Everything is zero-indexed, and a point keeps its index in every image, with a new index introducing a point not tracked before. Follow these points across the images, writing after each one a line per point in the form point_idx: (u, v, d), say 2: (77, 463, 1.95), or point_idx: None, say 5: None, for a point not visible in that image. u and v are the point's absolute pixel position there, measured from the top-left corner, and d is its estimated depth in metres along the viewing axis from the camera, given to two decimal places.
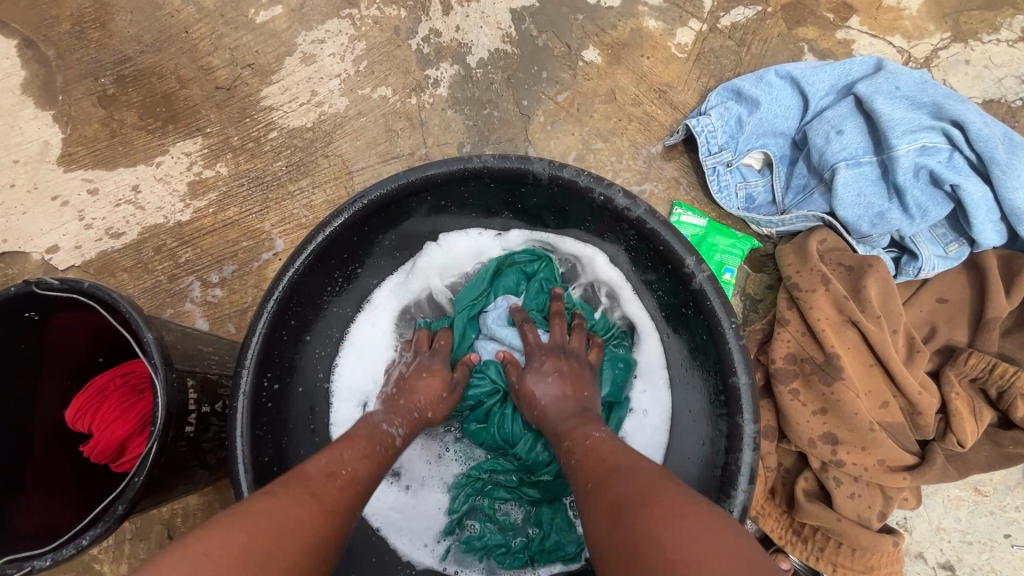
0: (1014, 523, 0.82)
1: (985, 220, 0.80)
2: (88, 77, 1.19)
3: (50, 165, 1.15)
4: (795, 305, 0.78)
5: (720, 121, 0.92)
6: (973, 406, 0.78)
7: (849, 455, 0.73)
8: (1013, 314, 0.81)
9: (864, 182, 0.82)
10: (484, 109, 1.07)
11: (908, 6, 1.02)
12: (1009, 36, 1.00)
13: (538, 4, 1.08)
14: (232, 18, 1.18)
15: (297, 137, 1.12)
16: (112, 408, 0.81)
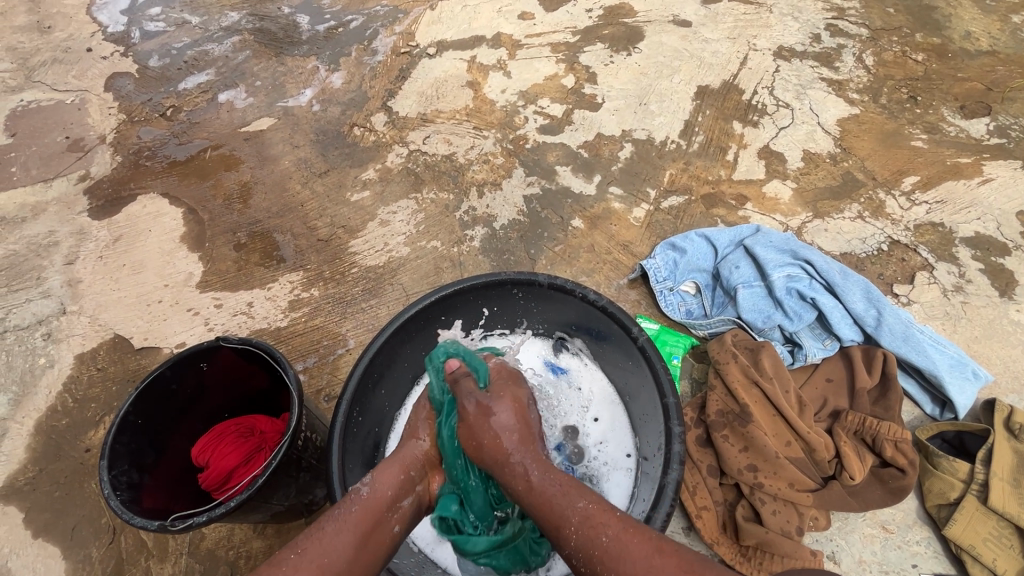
0: (919, 555, 1.03)
1: (841, 322, 1.20)
2: (229, 232, 1.71)
3: (191, 288, 1.60)
4: (719, 375, 1.14)
5: (662, 262, 1.38)
6: (857, 451, 1.06)
7: (767, 479, 1.02)
8: (877, 386, 1.14)
9: (757, 298, 1.26)
10: (504, 255, 1.55)
11: (782, 197, 1.57)
12: (851, 215, 1.52)
13: (541, 193, 1.65)
14: (335, 197, 1.75)
15: (371, 271, 1.58)
16: (228, 445, 1.11)
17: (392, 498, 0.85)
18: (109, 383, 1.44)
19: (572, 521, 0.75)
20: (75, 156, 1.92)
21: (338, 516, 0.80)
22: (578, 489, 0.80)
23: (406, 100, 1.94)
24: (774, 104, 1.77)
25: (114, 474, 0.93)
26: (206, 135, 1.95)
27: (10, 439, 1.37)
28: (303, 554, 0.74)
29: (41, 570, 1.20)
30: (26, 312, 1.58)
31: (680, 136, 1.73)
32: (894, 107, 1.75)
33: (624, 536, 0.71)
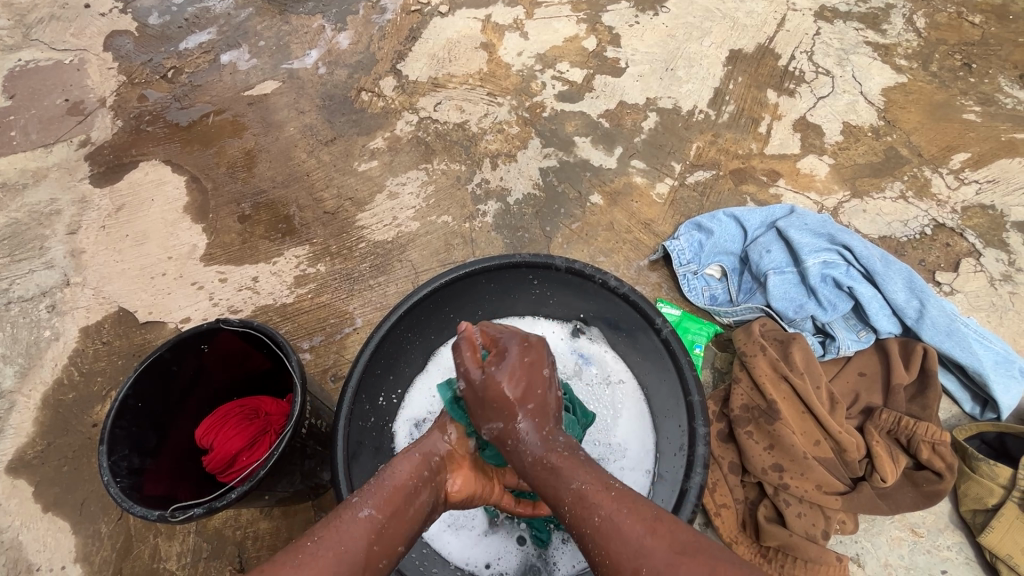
0: (949, 561, 0.99)
1: (879, 313, 1.12)
2: (233, 203, 1.64)
3: (195, 261, 1.55)
4: (744, 367, 1.08)
5: (687, 243, 1.29)
6: (890, 452, 1.00)
7: (793, 480, 0.97)
8: (914, 383, 1.07)
9: (789, 285, 1.18)
10: (519, 232, 1.47)
11: (818, 174, 1.46)
12: (893, 194, 1.41)
13: (558, 165, 1.56)
14: (342, 167, 1.66)
15: (379, 246, 1.52)
16: (232, 428, 1.08)
17: (416, 484, 0.74)
18: (115, 357, 1.42)
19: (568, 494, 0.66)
20: (75, 120, 1.85)
21: (360, 501, 0.69)
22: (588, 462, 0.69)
23: (416, 63, 1.82)
24: (813, 71, 1.63)
25: (113, 459, 0.91)
26: (208, 99, 1.87)
27: (18, 412, 1.36)
28: (319, 543, 0.64)
29: (51, 544, 1.20)
30: (29, 282, 1.55)
31: (709, 106, 1.61)
32: (946, 75, 1.60)
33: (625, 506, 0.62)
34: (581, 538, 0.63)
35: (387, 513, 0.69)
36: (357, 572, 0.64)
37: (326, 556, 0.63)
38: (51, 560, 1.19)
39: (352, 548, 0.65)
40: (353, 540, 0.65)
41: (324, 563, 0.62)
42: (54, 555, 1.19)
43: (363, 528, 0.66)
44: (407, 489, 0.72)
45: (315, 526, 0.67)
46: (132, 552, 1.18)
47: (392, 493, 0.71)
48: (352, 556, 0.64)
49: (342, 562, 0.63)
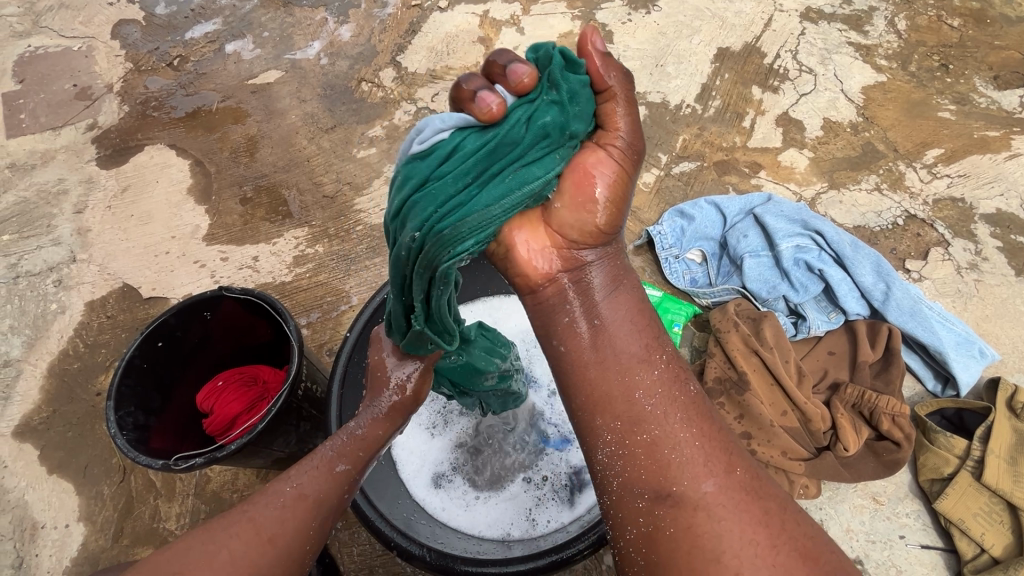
0: (907, 527, 1.05)
1: (848, 295, 1.18)
2: (235, 186, 1.70)
3: (198, 241, 1.61)
4: (719, 344, 1.14)
5: (669, 228, 1.35)
6: (854, 423, 1.06)
7: (760, 446, 1.03)
8: (879, 361, 1.13)
9: (764, 268, 1.24)
10: None
11: (797, 166, 1.52)
12: (868, 186, 1.47)
13: None
14: (341, 153, 1.72)
15: (375, 229, 1.58)
16: (232, 393, 1.13)
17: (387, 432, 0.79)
18: (118, 330, 1.47)
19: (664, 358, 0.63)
20: (83, 104, 1.91)
21: (336, 456, 0.75)
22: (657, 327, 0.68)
23: (415, 55, 1.88)
24: (796, 69, 1.70)
25: (120, 414, 0.97)
26: (213, 86, 1.92)
27: (24, 380, 1.41)
28: (295, 487, 0.71)
29: (56, 504, 1.25)
30: (37, 258, 1.60)
31: (696, 100, 1.67)
32: (923, 75, 1.67)
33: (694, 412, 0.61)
34: (640, 441, 0.59)
35: (362, 465, 0.76)
36: (330, 514, 0.72)
37: (300, 502, 0.70)
38: (55, 519, 1.24)
39: (330, 497, 0.72)
40: (329, 491, 0.72)
41: (300, 510, 0.69)
42: (58, 514, 1.24)
43: (339, 478, 0.73)
44: (380, 440, 0.78)
45: (289, 475, 0.72)
46: (133, 512, 1.23)
47: (364, 447, 0.77)
48: (327, 501, 0.71)
49: (319, 509, 0.70)
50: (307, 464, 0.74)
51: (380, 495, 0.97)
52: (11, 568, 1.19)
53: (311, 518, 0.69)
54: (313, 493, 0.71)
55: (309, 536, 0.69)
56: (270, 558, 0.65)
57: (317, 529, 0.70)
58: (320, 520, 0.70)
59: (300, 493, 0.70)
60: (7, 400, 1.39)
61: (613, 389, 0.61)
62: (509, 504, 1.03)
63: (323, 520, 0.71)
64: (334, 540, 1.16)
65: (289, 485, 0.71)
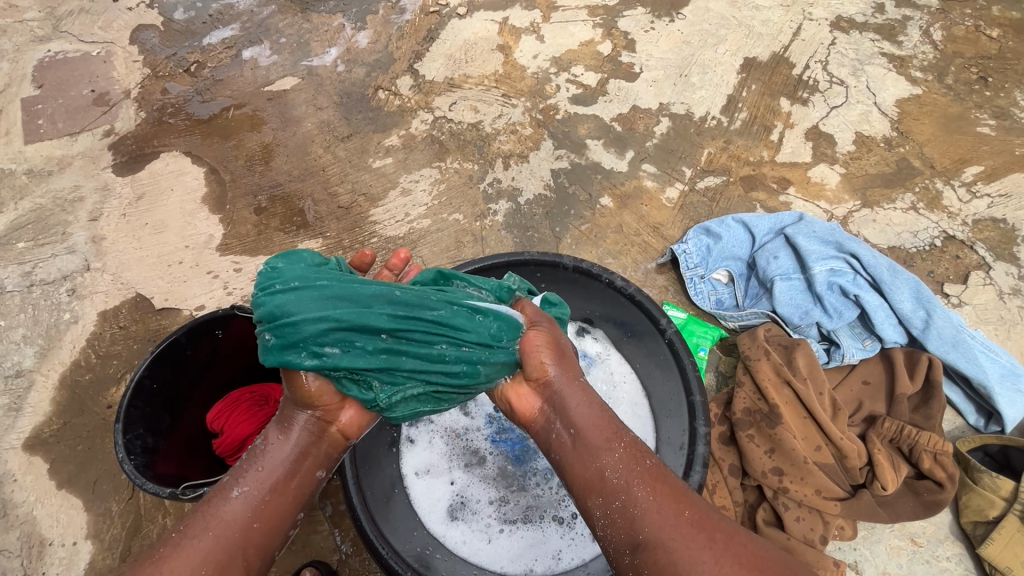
0: (948, 572, 0.99)
1: (885, 322, 1.12)
2: (250, 195, 1.68)
3: (211, 251, 1.59)
4: (748, 372, 1.09)
5: (695, 247, 1.30)
6: (892, 460, 1.01)
7: (792, 484, 0.98)
8: (918, 393, 1.08)
9: (796, 292, 1.19)
10: (529, 231, 1.49)
11: (828, 183, 1.46)
12: (903, 205, 1.41)
13: (570, 167, 1.58)
14: (357, 163, 1.69)
15: (391, 242, 1.54)
16: (242, 413, 1.10)
17: (293, 456, 0.73)
18: (130, 342, 1.46)
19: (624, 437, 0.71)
20: (100, 110, 1.90)
21: (232, 484, 0.71)
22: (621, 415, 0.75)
23: (432, 63, 1.85)
24: (827, 81, 1.64)
25: (128, 438, 0.95)
26: (229, 93, 1.91)
27: (36, 390, 1.40)
28: (186, 531, 0.68)
29: (64, 520, 1.24)
30: (51, 266, 1.59)
31: (722, 112, 1.62)
32: (961, 88, 1.61)
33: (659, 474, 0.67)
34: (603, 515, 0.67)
35: (265, 491, 0.71)
36: (235, 552, 0.68)
37: (190, 546, 0.67)
38: (64, 535, 1.22)
39: (224, 537, 0.67)
40: (228, 526, 0.68)
41: (192, 552, 0.66)
42: (66, 530, 1.23)
43: (232, 511, 0.69)
44: (280, 466, 0.72)
45: (192, 515, 0.70)
46: (141, 531, 1.21)
47: (261, 471, 0.71)
48: (225, 542, 0.67)
49: (216, 548, 0.67)
50: (208, 501, 0.71)
51: (394, 533, 0.94)
52: None
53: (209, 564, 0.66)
54: (205, 537, 0.67)
55: None
56: None
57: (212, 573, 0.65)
58: (215, 564, 0.66)
59: (198, 536, 0.67)
60: (17, 411, 1.37)
61: (585, 474, 0.69)
62: (531, 536, 0.99)
63: (226, 561, 0.67)
64: (345, 566, 1.12)
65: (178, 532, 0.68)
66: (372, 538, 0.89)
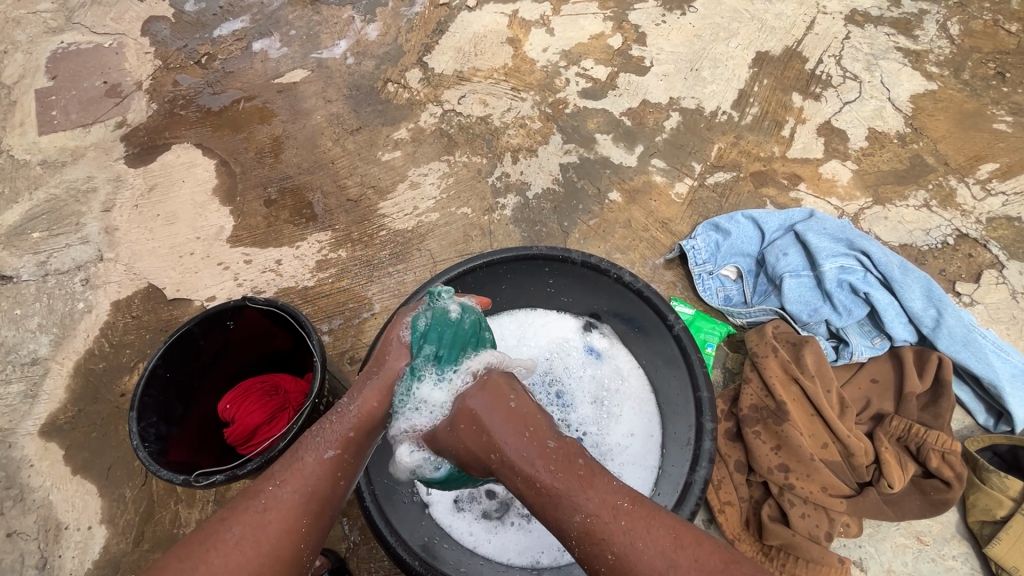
0: (953, 570, 0.99)
1: (895, 320, 1.12)
2: (260, 187, 1.69)
3: (222, 242, 1.60)
4: (756, 369, 1.09)
5: (703, 243, 1.30)
6: (899, 458, 1.01)
7: (798, 480, 0.98)
8: (927, 392, 1.07)
9: (805, 289, 1.18)
10: (537, 226, 1.49)
11: (840, 179, 1.45)
12: (916, 203, 1.40)
13: (579, 162, 1.57)
14: (366, 156, 1.70)
15: (399, 235, 1.55)
16: (253, 403, 1.12)
17: (385, 415, 0.80)
18: (143, 331, 1.48)
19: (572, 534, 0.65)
20: (112, 102, 1.92)
21: (324, 444, 0.75)
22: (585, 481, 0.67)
23: (442, 56, 1.85)
24: (840, 76, 1.62)
25: (142, 425, 0.96)
26: (240, 85, 1.91)
27: (51, 378, 1.42)
28: (283, 486, 0.71)
29: (79, 505, 1.26)
30: (65, 256, 1.61)
31: (733, 107, 1.61)
32: (978, 84, 1.58)
33: (636, 534, 0.63)
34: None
35: (351, 451, 0.76)
36: (325, 505, 0.72)
37: (289, 499, 0.70)
38: (79, 520, 1.25)
39: (319, 490, 0.72)
40: (318, 481, 0.73)
41: (290, 506, 0.70)
42: (81, 515, 1.25)
43: (327, 468, 0.73)
44: (374, 423, 0.78)
45: (277, 471, 0.73)
46: (154, 516, 1.24)
47: (353, 430, 0.77)
48: (318, 495, 0.72)
49: (311, 500, 0.71)
50: (293, 458, 0.74)
51: (401, 522, 0.95)
52: (36, 567, 1.20)
53: (305, 515, 0.70)
54: (299, 491, 0.71)
55: (305, 532, 0.69)
56: (269, 562, 0.66)
57: (311, 523, 0.70)
58: (312, 515, 0.70)
59: (289, 491, 0.71)
60: (33, 398, 1.40)
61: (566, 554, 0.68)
62: (538, 528, 1.00)
63: (319, 511, 0.72)
64: (353, 554, 1.14)
65: (277, 485, 0.71)
66: (382, 527, 0.90)
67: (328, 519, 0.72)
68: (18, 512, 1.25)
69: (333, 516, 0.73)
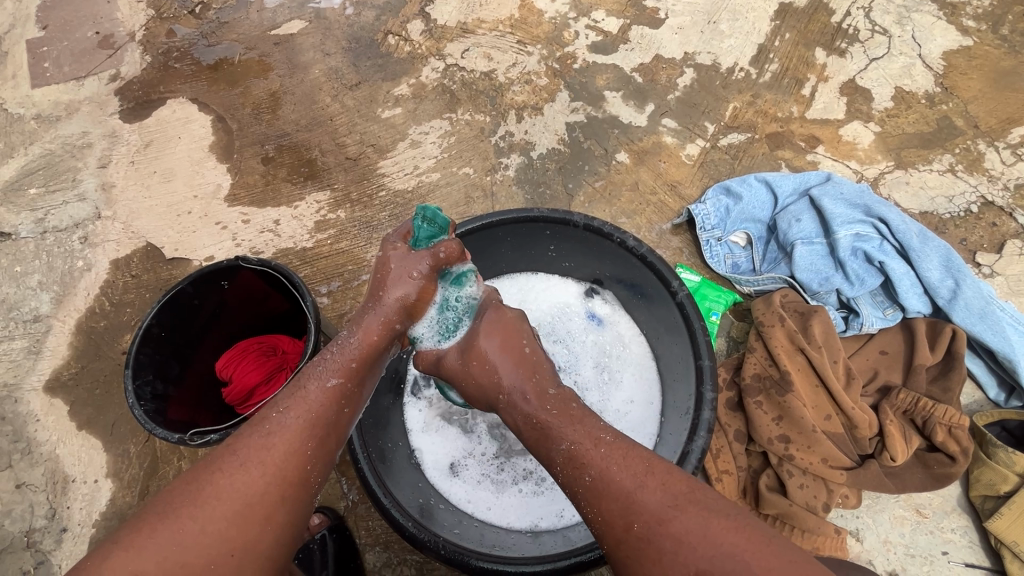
0: (951, 543, 0.98)
1: (909, 291, 1.07)
2: (257, 144, 1.64)
3: (219, 201, 1.57)
4: (760, 338, 1.06)
5: (713, 208, 1.25)
6: (903, 431, 0.99)
7: (798, 452, 0.96)
8: (938, 365, 1.04)
9: (817, 257, 1.13)
10: (540, 188, 1.44)
11: (861, 142, 1.38)
12: (941, 167, 1.33)
13: (586, 121, 1.50)
14: (366, 113, 1.64)
15: (399, 195, 1.51)
16: (251, 362, 1.11)
17: (380, 346, 0.80)
18: (143, 291, 1.47)
19: (555, 462, 0.67)
20: (106, 53, 1.85)
21: (326, 372, 0.75)
22: (574, 421, 0.69)
23: (445, 6, 1.75)
24: (868, 30, 1.51)
25: (138, 384, 0.96)
26: (235, 37, 1.83)
27: (53, 335, 1.43)
28: (286, 411, 0.71)
29: (85, 459, 1.29)
30: (63, 213, 1.59)
31: (751, 64, 1.52)
32: (1017, 40, 1.48)
33: (610, 473, 0.63)
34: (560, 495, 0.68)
35: (352, 380, 0.76)
36: (331, 428, 0.72)
37: (294, 422, 0.70)
38: (85, 473, 1.27)
39: (324, 414, 0.72)
40: (321, 408, 0.72)
41: (297, 428, 0.69)
42: (87, 469, 1.28)
43: (329, 394, 0.74)
44: (372, 351, 0.79)
45: (281, 400, 0.73)
46: (158, 472, 1.27)
47: (353, 357, 0.77)
48: (322, 419, 0.71)
49: (315, 425, 0.71)
50: (296, 388, 0.74)
51: (394, 483, 0.95)
52: (45, 518, 1.24)
53: (309, 436, 0.70)
54: (304, 414, 0.71)
55: (311, 453, 0.69)
56: (279, 480, 0.65)
57: (316, 446, 0.70)
58: (317, 437, 0.70)
59: (295, 416, 0.70)
60: (37, 354, 1.41)
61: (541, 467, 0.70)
62: (535, 494, 1.01)
63: (324, 435, 0.71)
64: (351, 513, 1.16)
65: (283, 409, 0.71)
66: (378, 491, 0.89)
67: (331, 443, 0.72)
68: (27, 465, 1.28)
69: (337, 441, 0.73)
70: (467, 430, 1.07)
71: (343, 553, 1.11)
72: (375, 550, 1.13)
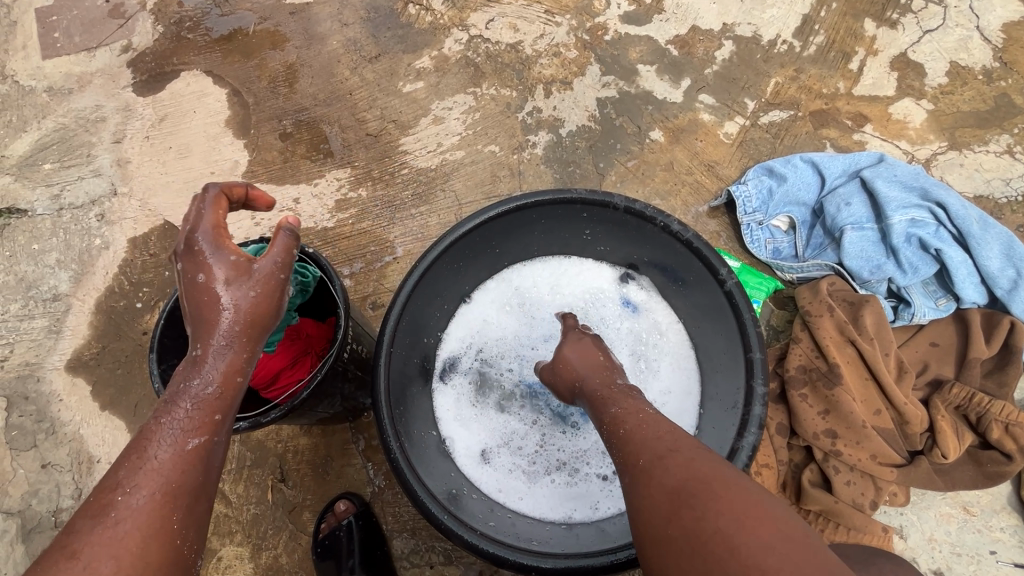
0: (999, 542, 0.95)
1: (966, 281, 1.01)
2: (275, 119, 1.59)
3: (237, 178, 1.53)
4: (807, 328, 1.01)
5: (755, 189, 1.19)
6: (955, 427, 0.95)
7: (846, 447, 0.93)
8: (994, 358, 0.99)
9: (867, 243, 1.07)
10: (569, 167, 1.38)
11: (912, 121, 1.30)
12: (997, 148, 1.26)
13: (618, 96, 1.43)
14: (386, 87, 1.57)
15: (422, 174, 1.46)
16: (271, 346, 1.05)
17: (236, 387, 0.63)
18: (161, 270, 1.44)
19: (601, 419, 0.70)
20: (117, 23, 1.77)
21: (177, 432, 0.57)
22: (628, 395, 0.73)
23: None
24: None
25: (162, 368, 0.93)
26: (249, 6, 1.75)
27: (73, 314, 1.41)
28: (135, 490, 0.54)
29: (109, 440, 1.28)
30: (78, 190, 1.56)
31: (795, 35, 1.42)
32: None
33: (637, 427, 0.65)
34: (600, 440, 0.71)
35: (218, 431, 0.60)
36: (204, 492, 0.57)
37: (148, 501, 0.53)
38: (110, 454, 1.27)
39: (190, 480, 0.56)
40: (182, 474, 0.56)
41: (151, 508, 0.53)
42: (112, 449, 1.28)
43: (191, 456, 0.57)
44: (228, 395, 0.61)
45: (121, 476, 0.55)
46: None
47: (206, 403, 0.59)
48: (186, 488, 0.55)
49: (180, 497, 0.55)
50: (138, 451, 0.56)
51: (426, 470, 0.91)
52: (71, 498, 1.24)
53: (177, 509, 0.54)
54: (164, 485, 0.55)
55: (180, 528, 0.54)
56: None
57: (183, 520, 0.54)
58: (184, 512, 0.55)
59: (146, 492, 0.54)
60: (58, 334, 1.39)
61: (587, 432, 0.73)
62: (569, 485, 0.99)
63: (195, 504, 0.56)
64: (378, 498, 1.15)
65: (128, 487, 0.53)
66: (413, 482, 0.85)
67: (205, 509, 0.57)
68: (51, 445, 1.28)
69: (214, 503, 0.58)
70: (499, 416, 1.05)
71: (369, 538, 1.09)
72: (402, 536, 1.14)
